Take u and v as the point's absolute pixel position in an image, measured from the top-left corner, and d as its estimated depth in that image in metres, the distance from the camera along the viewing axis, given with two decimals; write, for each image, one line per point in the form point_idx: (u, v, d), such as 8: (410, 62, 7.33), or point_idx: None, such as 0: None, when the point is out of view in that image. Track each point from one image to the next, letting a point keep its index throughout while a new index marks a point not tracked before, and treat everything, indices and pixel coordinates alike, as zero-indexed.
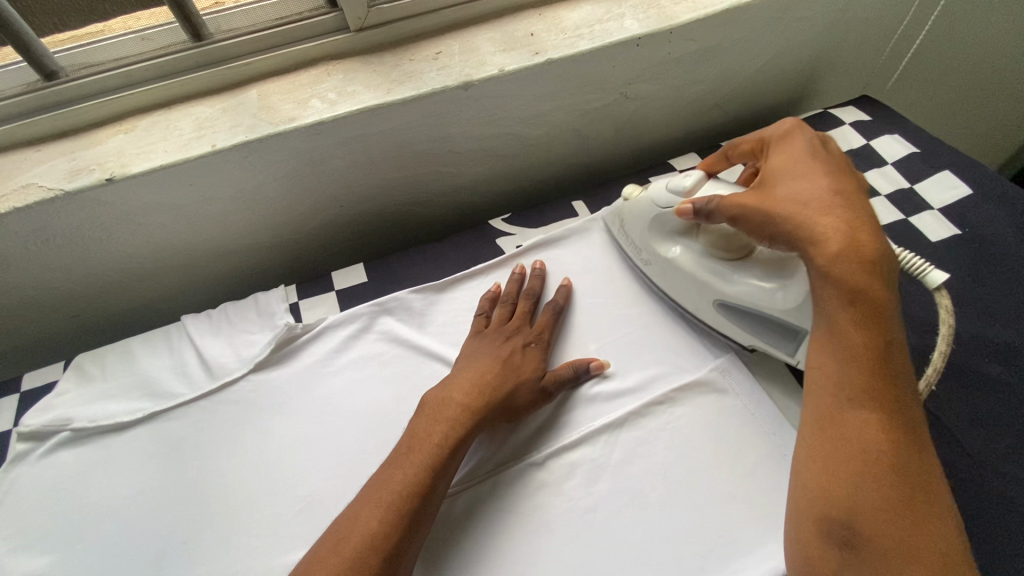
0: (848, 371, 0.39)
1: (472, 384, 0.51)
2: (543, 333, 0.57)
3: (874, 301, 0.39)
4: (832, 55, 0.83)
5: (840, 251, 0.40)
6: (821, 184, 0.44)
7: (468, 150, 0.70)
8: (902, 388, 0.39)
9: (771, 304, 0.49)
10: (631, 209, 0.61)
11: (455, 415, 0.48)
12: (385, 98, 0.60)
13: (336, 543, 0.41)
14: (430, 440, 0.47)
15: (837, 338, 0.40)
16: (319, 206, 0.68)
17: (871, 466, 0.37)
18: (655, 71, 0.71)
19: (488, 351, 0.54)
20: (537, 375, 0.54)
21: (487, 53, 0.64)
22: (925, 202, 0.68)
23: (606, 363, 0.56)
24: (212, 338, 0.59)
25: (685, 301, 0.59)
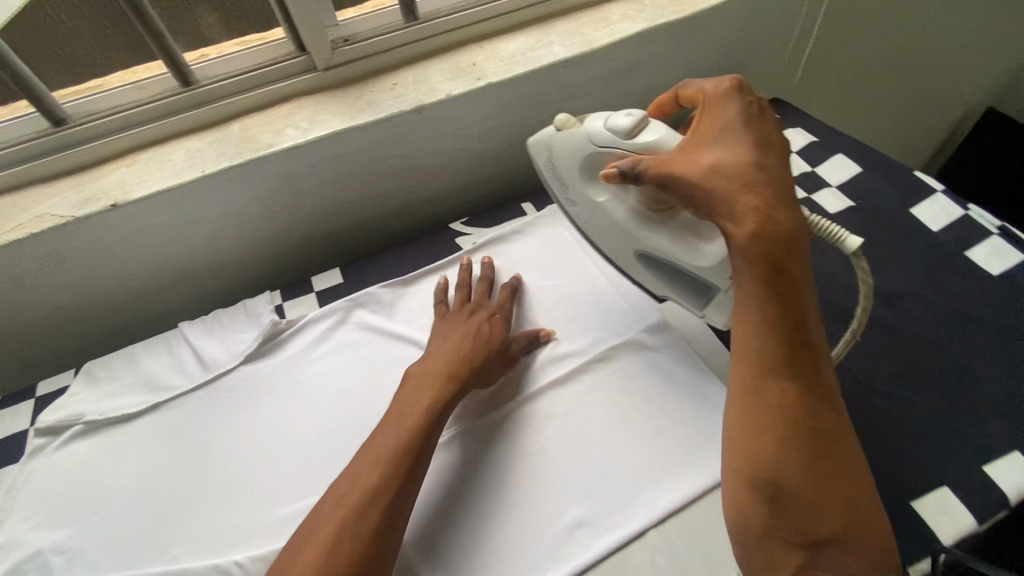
0: (768, 349, 0.43)
1: (435, 357, 0.59)
2: (500, 309, 0.66)
3: (782, 279, 0.42)
4: (744, 66, 0.94)
5: (748, 227, 0.42)
6: (740, 149, 0.45)
7: (426, 164, 0.79)
8: (814, 356, 0.43)
9: (688, 260, 0.55)
10: (557, 144, 0.61)
11: (434, 387, 0.55)
12: (349, 123, 0.70)
13: (339, 499, 0.46)
14: (419, 404, 0.53)
15: (761, 314, 0.43)
16: (297, 222, 0.77)
17: (789, 433, 0.42)
18: (585, 88, 0.82)
19: (458, 328, 0.62)
20: (501, 344, 0.62)
21: (436, 81, 0.75)
22: (826, 182, 0.78)
23: (553, 332, 0.65)
24: (208, 338, 0.67)
25: (600, 242, 0.65)
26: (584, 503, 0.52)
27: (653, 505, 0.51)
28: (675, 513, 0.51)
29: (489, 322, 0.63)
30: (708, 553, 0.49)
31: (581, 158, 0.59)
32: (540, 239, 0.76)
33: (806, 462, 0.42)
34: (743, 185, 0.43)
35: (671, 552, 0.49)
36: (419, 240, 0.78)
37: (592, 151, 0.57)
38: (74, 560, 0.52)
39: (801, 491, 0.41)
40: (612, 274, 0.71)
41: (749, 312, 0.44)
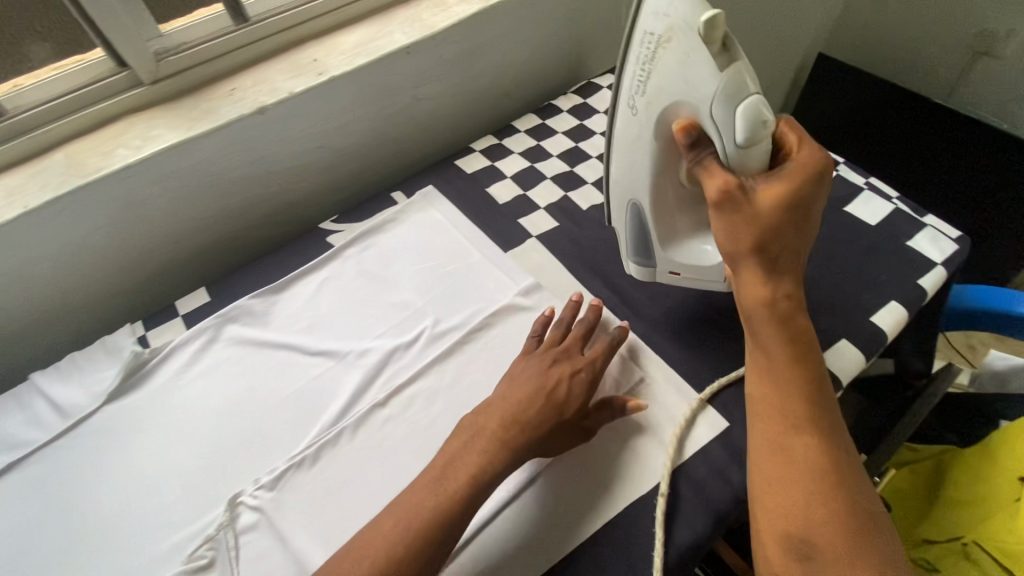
0: (790, 403, 0.44)
1: (506, 402, 0.52)
2: (592, 363, 0.57)
3: (806, 346, 0.46)
4: (587, 37, 0.99)
5: (775, 293, 0.46)
6: (798, 216, 0.47)
7: (284, 168, 0.77)
8: (834, 421, 0.44)
9: (654, 242, 0.59)
10: (685, 28, 0.46)
11: (484, 448, 0.49)
12: (186, 135, 0.67)
13: (354, 553, 0.44)
14: (465, 472, 0.48)
15: (786, 372, 0.45)
16: (152, 247, 0.73)
17: (819, 488, 0.41)
18: (435, 73, 0.83)
19: (534, 377, 0.54)
20: (578, 412, 0.53)
21: (277, 81, 0.73)
22: None
23: (642, 406, 0.55)
24: (67, 383, 0.62)
25: (615, 165, 0.58)
26: None
27: None
28: None
29: (568, 381, 0.54)
30: (593, 483, 0.52)
31: (668, 89, 0.49)
32: (411, 224, 0.76)
33: (840, 518, 0.40)
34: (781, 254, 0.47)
35: (561, 491, 0.52)
36: (289, 244, 0.76)
37: (687, 89, 0.48)
38: None
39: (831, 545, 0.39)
40: (485, 248, 0.73)
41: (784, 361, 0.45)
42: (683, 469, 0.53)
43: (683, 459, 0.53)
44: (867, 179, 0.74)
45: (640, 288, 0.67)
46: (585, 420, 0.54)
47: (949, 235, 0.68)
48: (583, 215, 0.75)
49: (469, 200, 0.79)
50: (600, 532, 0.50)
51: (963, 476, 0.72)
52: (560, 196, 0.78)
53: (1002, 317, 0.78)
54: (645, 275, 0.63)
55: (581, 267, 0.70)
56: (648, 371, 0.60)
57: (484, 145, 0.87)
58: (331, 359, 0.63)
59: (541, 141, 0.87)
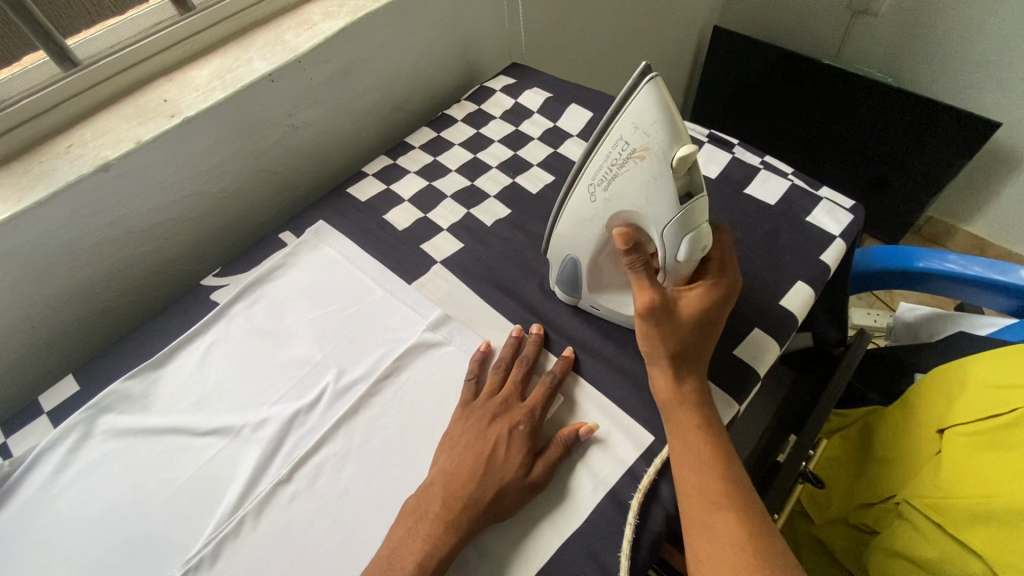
0: (708, 485, 0.46)
1: (446, 484, 0.49)
2: (532, 410, 0.53)
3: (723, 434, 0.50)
4: (473, 39, 0.95)
5: (685, 392, 0.50)
6: (710, 325, 0.51)
7: (152, 224, 0.69)
8: (747, 497, 0.47)
9: (585, 285, 0.56)
10: (658, 155, 0.41)
11: (431, 531, 0.46)
12: (17, 207, 0.58)
13: None
14: (410, 556, 0.45)
15: (703, 456, 0.47)
16: (2, 338, 0.63)
17: (742, 564, 0.43)
18: (309, 98, 0.77)
19: (473, 439, 0.51)
20: (522, 468, 0.50)
21: (122, 130, 0.65)
22: (566, 132, 0.82)
23: (594, 428, 0.53)
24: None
25: (559, 223, 0.53)
26: None
27: None
28: None
29: (508, 438, 0.51)
30: (521, 528, 0.49)
31: (628, 199, 0.45)
32: (304, 267, 0.70)
33: None
34: (692, 356, 0.51)
35: (489, 543, 0.49)
36: (168, 308, 0.68)
37: (644, 206, 0.44)
38: None
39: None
40: (387, 282, 0.68)
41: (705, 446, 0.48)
42: (613, 493, 0.50)
43: (611, 483, 0.51)
44: (762, 157, 0.74)
45: (552, 303, 0.64)
46: (533, 473, 0.50)
47: (844, 205, 0.68)
48: (487, 232, 0.71)
49: (366, 230, 0.74)
50: None
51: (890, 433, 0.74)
52: (461, 213, 0.74)
53: (904, 274, 0.80)
54: (570, 299, 0.61)
55: (491, 288, 0.66)
56: (569, 393, 0.57)
57: (376, 167, 0.82)
58: (225, 437, 0.57)
59: (437, 156, 0.82)
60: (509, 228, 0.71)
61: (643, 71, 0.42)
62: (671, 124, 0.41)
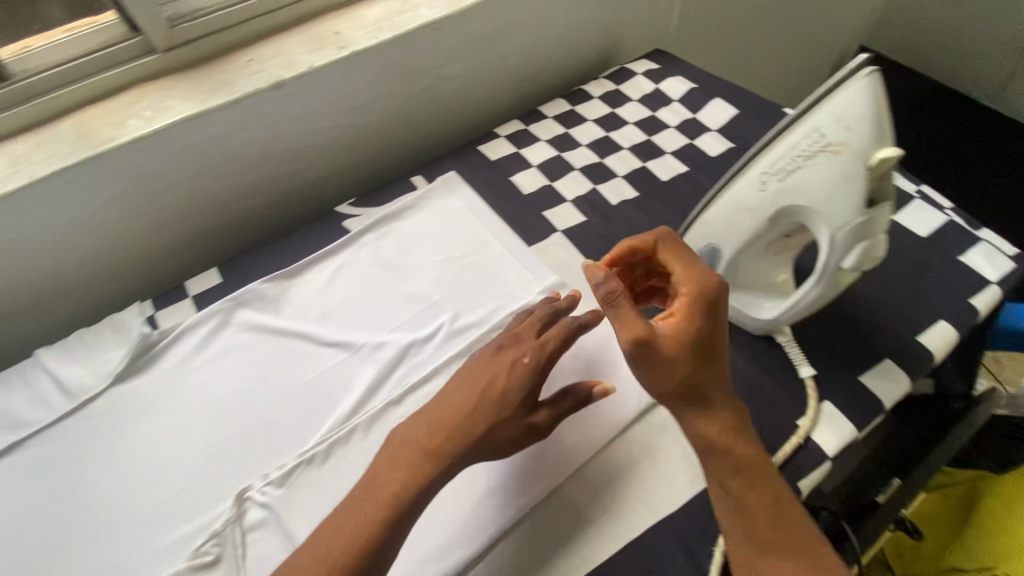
0: (752, 529, 0.42)
1: (410, 448, 0.46)
2: (543, 346, 0.49)
3: (762, 482, 0.44)
4: (622, 19, 0.94)
5: (704, 430, 0.44)
6: (707, 350, 0.44)
7: (302, 146, 0.74)
8: (801, 537, 0.42)
9: None
10: (859, 152, 0.41)
11: (411, 463, 0.45)
12: (201, 107, 0.63)
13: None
14: (388, 490, 0.44)
15: (738, 500, 0.43)
16: (161, 224, 0.69)
17: None
18: (461, 52, 0.79)
19: (476, 373, 0.49)
20: (521, 407, 0.48)
21: (296, 54, 0.69)
22: (706, 126, 0.80)
23: (610, 389, 0.51)
24: (74, 354, 0.61)
25: (710, 209, 0.51)
26: (495, 471, 0.52)
27: (561, 464, 0.52)
28: (582, 466, 0.52)
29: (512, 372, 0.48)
30: (614, 499, 0.50)
31: (807, 193, 0.43)
32: (431, 212, 0.73)
33: None
34: (702, 401, 0.44)
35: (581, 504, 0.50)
36: (303, 228, 0.73)
37: (824, 203, 0.43)
38: None
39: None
40: (508, 241, 0.69)
41: (739, 524, 0.43)
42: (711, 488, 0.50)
43: None
44: (918, 186, 0.70)
45: None
46: (533, 417, 0.48)
47: (1005, 252, 0.63)
48: (612, 210, 0.71)
49: (493, 188, 0.75)
50: (620, 551, 0.48)
51: (997, 503, 0.69)
52: (588, 187, 0.74)
53: None
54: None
55: None
56: None
57: (509, 130, 0.83)
58: (345, 352, 0.60)
59: (570, 128, 0.82)
60: (635, 209, 0.71)
61: (857, 69, 0.42)
62: (878, 125, 0.41)
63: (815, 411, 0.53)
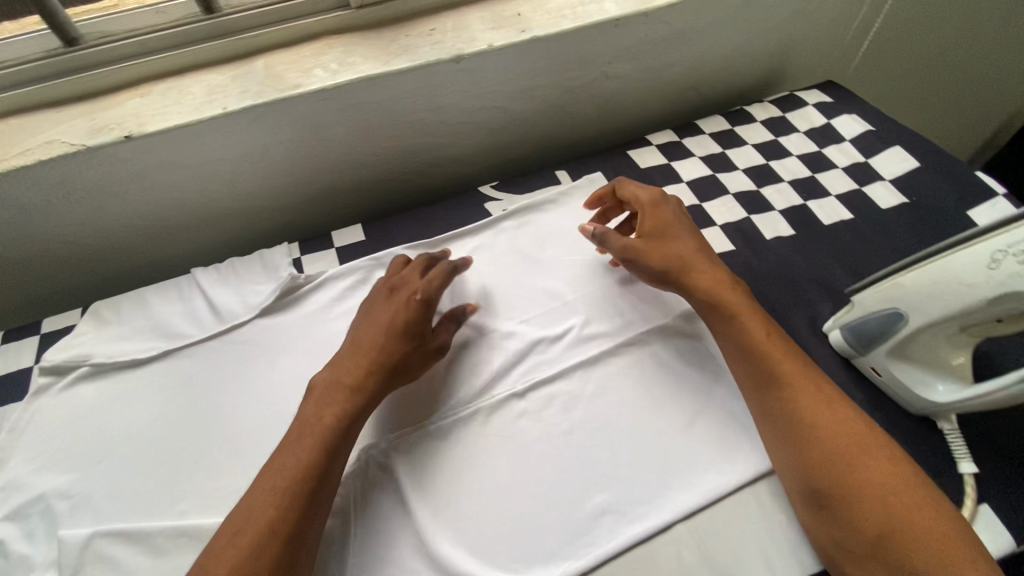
0: (760, 372, 0.51)
1: (335, 386, 0.51)
2: (428, 284, 0.58)
3: (762, 332, 0.53)
4: (799, 44, 0.88)
5: (703, 290, 0.56)
6: (670, 231, 0.60)
7: (458, 121, 0.74)
8: (805, 371, 0.50)
9: (887, 344, 0.52)
10: None
11: (342, 399, 0.50)
12: (383, 68, 0.65)
13: (248, 510, 0.43)
14: (321, 423, 0.48)
15: (750, 352, 0.52)
16: (317, 171, 0.72)
17: (824, 436, 0.46)
18: (633, 52, 0.76)
19: (378, 317, 0.56)
20: (421, 334, 0.56)
21: (478, 30, 0.69)
22: (877, 174, 0.74)
23: (477, 308, 0.61)
24: (226, 279, 0.65)
25: (910, 274, 0.48)
26: (612, 490, 0.50)
27: (681, 500, 0.50)
28: (703, 508, 0.50)
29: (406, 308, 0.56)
30: (734, 550, 0.48)
31: None
32: (573, 210, 0.71)
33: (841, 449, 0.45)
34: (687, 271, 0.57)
35: (698, 546, 0.48)
36: (446, 203, 0.75)
37: None
38: (78, 506, 0.50)
39: (916, 547, 0.40)
40: None
41: (750, 374, 0.52)
42: None
43: None
44: None
45: (821, 345, 0.59)
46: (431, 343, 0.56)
47: None
48: (764, 244, 0.67)
49: None
50: None
51: None
52: (739, 215, 0.71)
53: None
54: (845, 345, 0.57)
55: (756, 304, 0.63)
56: None
57: (662, 141, 0.80)
58: (475, 333, 0.61)
59: (727, 149, 0.78)
60: (790, 248, 0.67)
61: None
62: None
63: (972, 513, 0.48)
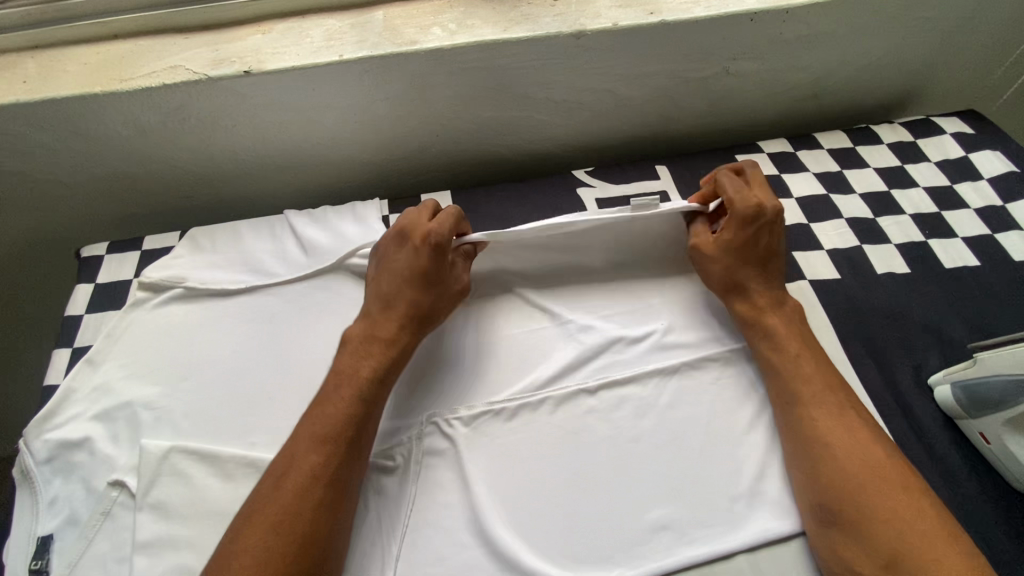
0: (797, 391, 0.51)
1: (366, 340, 0.52)
2: (436, 229, 0.53)
3: (796, 349, 0.53)
4: (946, 64, 0.80)
5: (764, 303, 0.56)
6: (751, 242, 0.56)
7: (564, 100, 0.72)
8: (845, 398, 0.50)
9: (1009, 414, 0.47)
10: None
11: (381, 356, 0.51)
12: (502, 35, 0.63)
13: (289, 460, 0.46)
14: (358, 374, 0.50)
15: (794, 373, 0.52)
16: (416, 132, 0.72)
17: (850, 463, 0.46)
18: (761, 51, 0.71)
19: (393, 266, 0.55)
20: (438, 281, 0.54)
21: (603, 6, 0.66)
22: (1016, 221, 0.66)
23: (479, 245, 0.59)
24: (314, 216, 0.67)
25: None
26: (672, 506, 0.48)
27: (745, 532, 0.47)
28: (766, 544, 0.47)
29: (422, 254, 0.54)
30: None
31: None
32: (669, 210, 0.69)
33: (869, 477, 0.45)
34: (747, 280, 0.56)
35: None
36: (538, 182, 0.73)
37: None
38: (160, 420, 0.53)
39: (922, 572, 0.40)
40: None
41: (783, 396, 0.52)
42: None
43: None
44: None
45: (923, 399, 0.55)
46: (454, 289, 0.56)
47: None
48: (873, 278, 0.62)
49: None
50: None
51: None
52: (850, 243, 0.65)
53: None
54: (953, 405, 0.52)
55: (856, 340, 0.58)
56: None
57: (774, 150, 0.75)
58: (551, 320, 0.60)
59: (845, 169, 0.73)
60: (903, 288, 0.62)
61: None
62: None
63: None
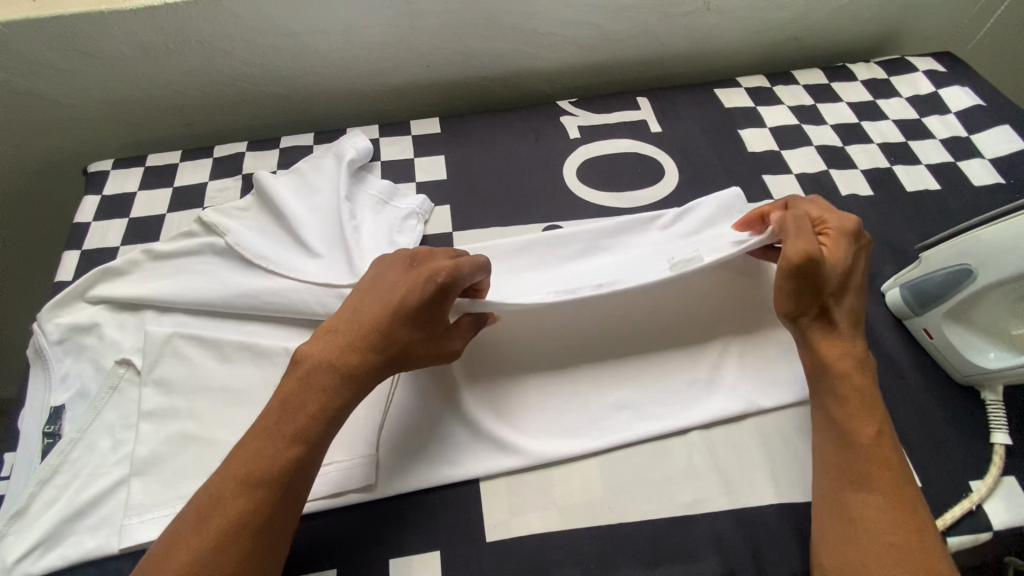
0: (847, 464, 0.44)
1: (323, 368, 0.43)
2: (457, 269, 0.45)
3: (860, 420, 0.45)
4: (923, 5, 0.82)
5: (832, 357, 0.47)
6: (834, 273, 0.48)
7: (549, 31, 0.74)
8: (907, 487, 0.42)
9: (945, 306, 0.52)
10: None
11: (338, 393, 0.43)
12: None
13: (217, 496, 0.39)
14: (306, 408, 0.42)
15: (852, 444, 0.44)
16: (407, 61, 0.75)
17: (885, 556, 0.40)
18: None
19: (384, 289, 0.45)
20: (430, 326, 0.46)
21: None
22: (978, 150, 0.69)
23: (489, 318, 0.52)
24: (375, 179, 0.67)
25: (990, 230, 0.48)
26: (635, 388, 0.52)
27: (699, 412, 0.51)
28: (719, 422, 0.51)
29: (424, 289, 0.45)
30: (742, 462, 0.50)
31: None
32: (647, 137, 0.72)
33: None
34: (815, 318, 0.48)
35: (709, 454, 0.50)
36: (523, 111, 0.76)
37: None
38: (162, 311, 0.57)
39: None
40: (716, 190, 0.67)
41: (832, 466, 0.45)
42: None
43: None
44: None
45: (876, 302, 0.58)
46: (447, 342, 0.47)
47: None
48: (837, 199, 0.66)
49: (717, 134, 0.72)
50: (730, 509, 0.47)
51: None
52: (818, 168, 0.69)
53: None
54: (900, 305, 0.56)
55: None
56: None
57: (751, 85, 0.78)
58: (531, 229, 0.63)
59: (819, 103, 0.75)
60: (865, 208, 0.65)
61: None
62: None
63: (994, 481, 0.48)
